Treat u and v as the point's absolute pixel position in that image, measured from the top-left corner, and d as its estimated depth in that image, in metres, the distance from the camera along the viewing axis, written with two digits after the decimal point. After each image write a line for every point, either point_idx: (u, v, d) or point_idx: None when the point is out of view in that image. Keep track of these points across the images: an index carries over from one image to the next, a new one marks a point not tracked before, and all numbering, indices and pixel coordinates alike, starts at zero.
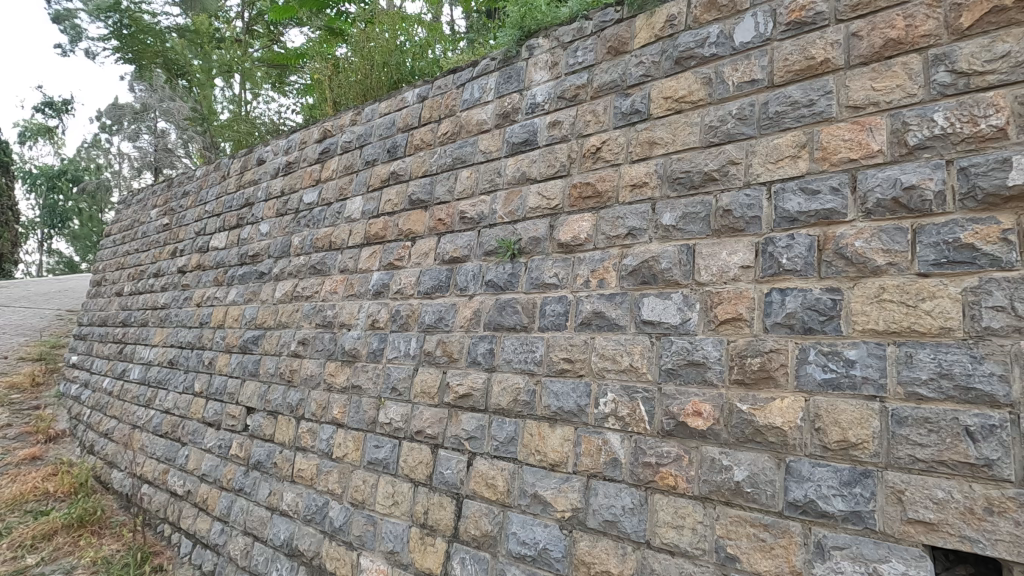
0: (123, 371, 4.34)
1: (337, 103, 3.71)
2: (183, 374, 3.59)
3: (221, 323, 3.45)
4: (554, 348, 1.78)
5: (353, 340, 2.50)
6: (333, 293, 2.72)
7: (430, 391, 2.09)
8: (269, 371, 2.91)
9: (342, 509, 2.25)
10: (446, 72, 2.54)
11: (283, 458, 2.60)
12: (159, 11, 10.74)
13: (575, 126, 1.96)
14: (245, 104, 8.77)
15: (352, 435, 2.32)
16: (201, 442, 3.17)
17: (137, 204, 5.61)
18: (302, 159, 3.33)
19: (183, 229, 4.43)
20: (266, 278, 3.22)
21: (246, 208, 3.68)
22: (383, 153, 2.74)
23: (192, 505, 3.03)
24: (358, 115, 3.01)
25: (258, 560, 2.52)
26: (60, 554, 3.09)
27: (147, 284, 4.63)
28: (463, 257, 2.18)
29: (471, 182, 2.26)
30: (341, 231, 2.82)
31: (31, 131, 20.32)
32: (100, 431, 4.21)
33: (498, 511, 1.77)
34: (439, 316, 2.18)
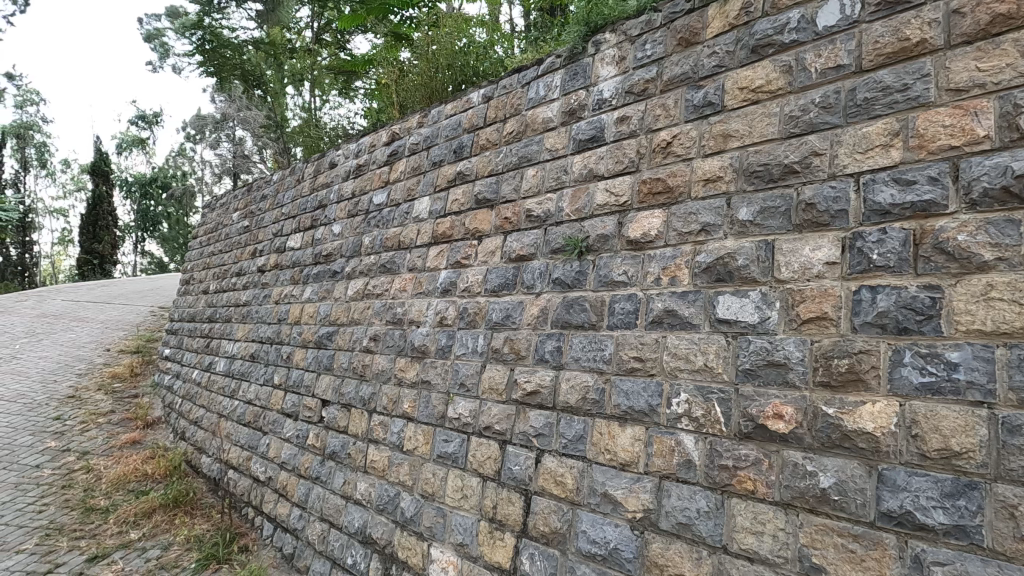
0: (210, 364, 4.66)
1: (403, 106, 3.82)
2: (263, 368, 3.81)
3: (297, 320, 3.63)
4: (623, 346, 1.76)
5: (422, 336, 2.57)
6: (402, 291, 2.80)
7: (498, 387, 2.12)
8: (342, 365, 3.04)
9: (413, 501, 2.32)
10: (511, 71, 2.55)
11: (357, 450, 2.71)
12: (236, 26, 11.44)
13: (644, 120, 1.92)
14: (315, 110, 9.21)
15: (422, 428, 2.39)
16: (280, 432, 3.35)
17: (220, 208, 5.99)
18: (371, 162, 3.45)
19: (261, 230, 4.70)
20: (338, 277, 3.36)
21: (319, 210, 3.86)
22: (449, 154, 2.80)
23: (273, 491, 3.22)
24: (424, 117, 3.09)
25: (334, 545, 2.65)
26: (159, 531, 3.36)
27: (230, 283, 4.94)
28: (530, 255, 2.19)
29: (537, 180, 2.27)
30: (410, 231, 2.90)
31: (126, 142, 22.18)
32: (190, 419, 4.54)
33: (567, 508, 1.77)
34: (506, 313, 2.20)
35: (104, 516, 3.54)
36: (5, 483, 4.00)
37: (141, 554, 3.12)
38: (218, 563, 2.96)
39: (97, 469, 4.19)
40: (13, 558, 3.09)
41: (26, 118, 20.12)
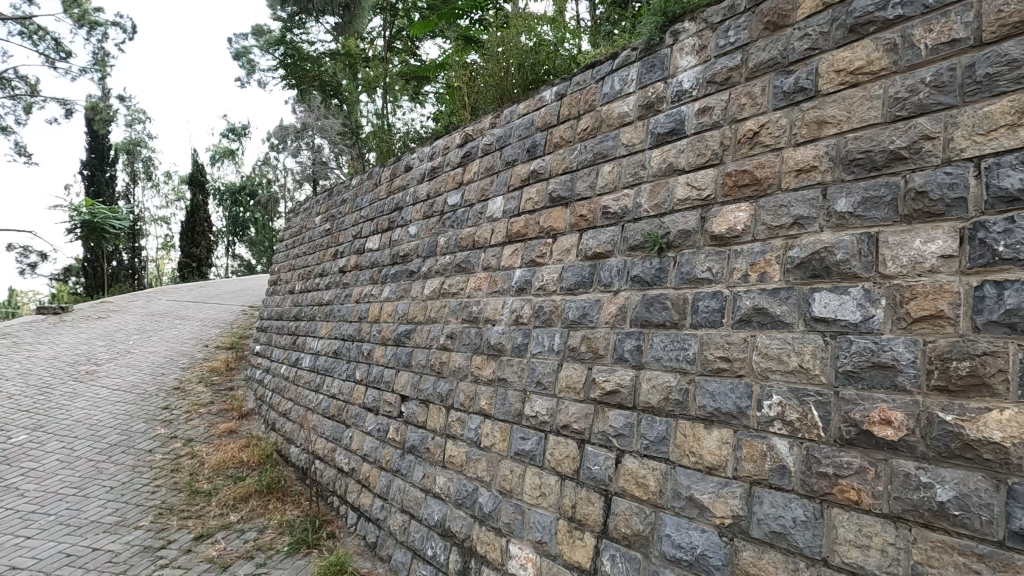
0: (297, 359, 4.94)
1: (475, 108, 3.89)
2: (346, 364, 3.99)
3: (377, 318, 3.78)
4: (709, 346, 1.70)
5: (498, 335, 2.59)
6: (477, 290, 2.85)
7: (576, 386, 2.11)
8: (420, 362, 3.13)
9: (491, 497, 2.35)
10: (585, 67, 2.53)
11: (435, 445, 2.79)
12: (315, 40, 12.06)
13: (728, 110, 1.85)
14: (388, 115, 9.54)
15: (499, 426, 2.42)
16: (362, 425, 3.50)
17: (303, 212, 6.34)
18: (445, 163, 3.53)
19: (342, 232, 4.92)
20: (416, 276, 3.47)
21: (396, 212, 4.00)
22: (523, 153, 2.81)
23: (356, 482, 3.37)
24: (497, 118, 3.11)
25: (415, 536, 2.73)
26: (255, 514, 3.60)
27: (314, 283, 5.22)
28: (606, 253, 2.16)
29: (613, 176, 2.23)
30: (484, 230, 2.94)
31: (219, 153, 23.97)
32: (279, 411, 4.84)
33: (650, 511, 1.73)
34: (583, 311, 2.18)
35: (208, 499, 3.84)
36: (124, 465, 4.43)
37: (240, 535, 3.36)
38: (308, 548, 3.14)
39: (200, 455, 4.56)
40: (133, 533, 3.41)
41: (135, 136, 22.20)
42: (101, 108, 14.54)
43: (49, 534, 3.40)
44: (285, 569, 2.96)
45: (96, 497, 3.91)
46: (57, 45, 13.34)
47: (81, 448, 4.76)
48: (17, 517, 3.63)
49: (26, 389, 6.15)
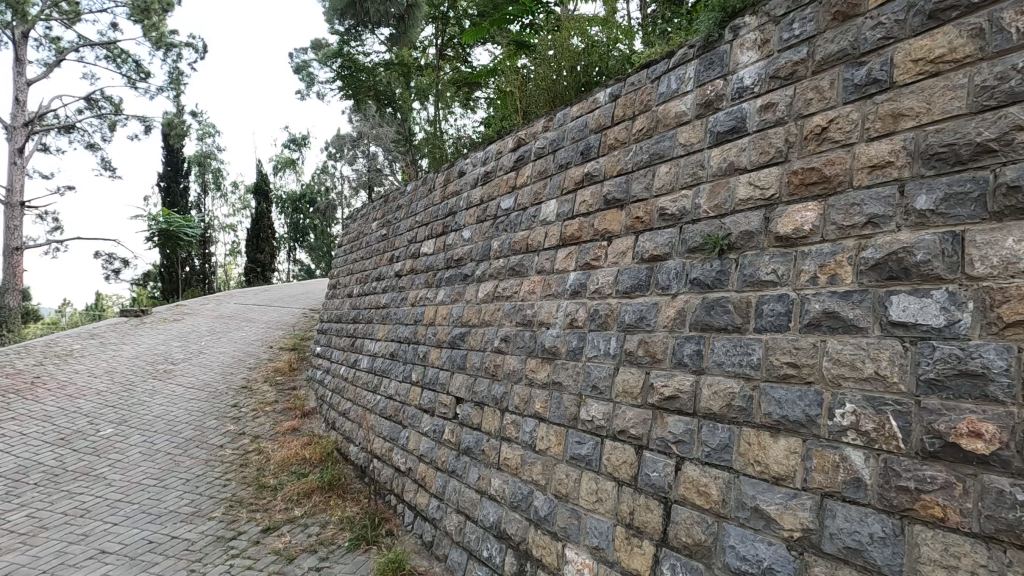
0: (355, 360, 5.10)
1: (526, 113, 3.92)
2: (402, 365, 4.09)
3: (432, 320, 3.85)
4: (774, 351, 1.64)
5: (552, 338, 2.59)
6: (531, 293, 2.86)
7: (633, 391, 2.07)
8: (475, 364, 3.17)
9: (546, 500, 2.35)
10: (640, 67, 2.50)
11: (490, 446, 2.81)
12: (370, 51, 12.46)
13: (793, 106, 1.77)
14: (440, 121, 9.74)
15: (555, 429, 2.41)
16: (418, 426, 3.58)
17: (360, 218, 6.55)
18: (499, 168, 3.56)
19: (398, 237, 5.05)
20: (469, 280, 3.51)
21: (450, 217, 4.07)
22: (577, 156, 2.80)
23: (413, 481, 3.44)
24: (550, 121, 3.12)
25: (471, 537, 2.76)
26: (317, 510, 3.75)
27: (371, 287, 5.38)
28: (664, 255, 2.12)
29: (670, 177, 2.19)
30: (538, 234, 2.95)
31: (281, 163, 25.15)
32: (339, 411, 5.01)
33: (712, 521, 1.68)
34: (640, 315, 2.15)
35: (274, 493, 4.03)
36: (198, 459, 4.71)
37: (304, 529, 3.50)
38: (368, 544, 3.24)
39: (267, 451, 4.79)
40: (207, 523, 3.62)
41: (206, 149, 23.63)
42: (176, 124, 15.55)
43: (133, 522, 3.66)
44: (346, 563, 3.06)
45: (174, 488, 4.17)
46: (137, 67, 14.38)
47: (160, 441, 5.10)
48: (106, 505, 3.92)
49: (112, 385, 6.65)
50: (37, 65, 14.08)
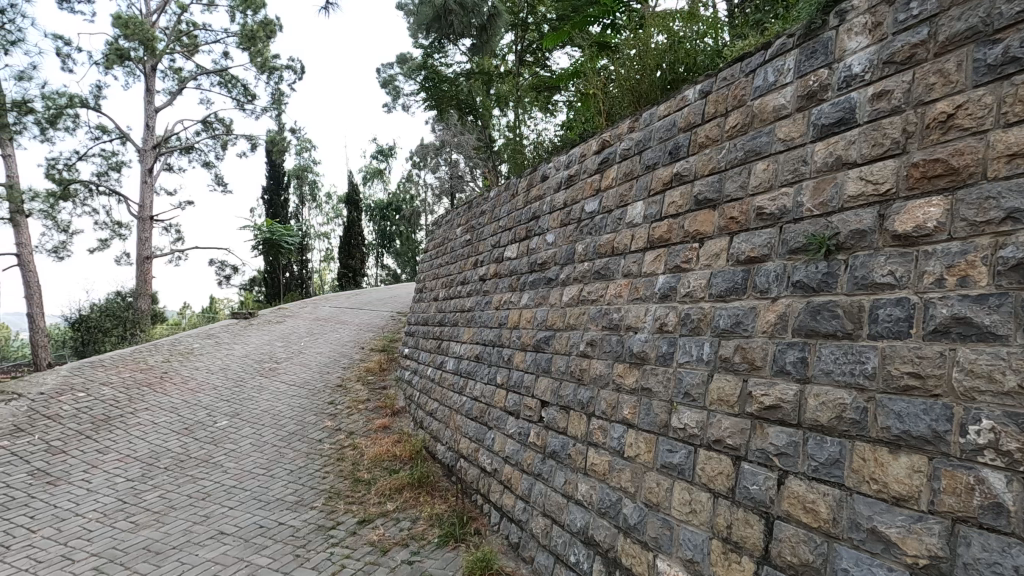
0: (442, 362, 5.26)
1: (610, 114, 3.88)
2: (487, 368, 4.17)
3: (516, 324, 3.90)
4: (892, 360, 1.50)
5: (641, 342, 2.53)
6: (618, 297, 2.82)
7: (729, 399, 1.99)
8: (560, 368, 3.16)
9: (636, 508, 2.30)
10: (732, 61, 2.39)
11: (577, 451, 2.80)
12: (452, 61, 12.88)
13: (912, 93, 1.62)
14: (521, 126, 9.88)
15: (644, 436, 2.36)
16: (504, 428, 3.63)
17: (444, 224, 6.76)
18: (583, 171, 3.54)
19: (482, 242, 5.16)
20: (554, 284, 3.52)
21: (534, 221, 4.10)
22: (665, 156, 2.73)
23: (499, 482, 3.49)
24: (636, 122, 3.07)
25: (557, 542, 2.76)
26: (408, 505, 3.90)
27: (456, 291, 5.53)
28: (762, 257, 2.01)
29: (769, 175, 2.07)
30: (624, 237, 2.90)
31: (370, 172, 26.57)
32: (427, 410, 5.18)
33: (822, 541, 1.57)
34: (736, 320, 2.05)
35: (368, 487, 4.24)
36: (300, 452, 5.07)
37: (396, 523, 3.65)
38: (457, 541, 3.32)
39: (361, 447, 5.05)
40: (310, 512, 3.88)
41: (303, 162, 25.42)
42: (278, 140, 16.87)
43: (247, 507, 3.99)
44: (436, 559, 3.15)
45: (280, 478, 4.52)
46: (245, 90, 15.75)
47: (268, 434, 5.54)
48: (223, 490, 4.31)
49: (225, 381, 7.30)
50: (163, 93, 15.81)
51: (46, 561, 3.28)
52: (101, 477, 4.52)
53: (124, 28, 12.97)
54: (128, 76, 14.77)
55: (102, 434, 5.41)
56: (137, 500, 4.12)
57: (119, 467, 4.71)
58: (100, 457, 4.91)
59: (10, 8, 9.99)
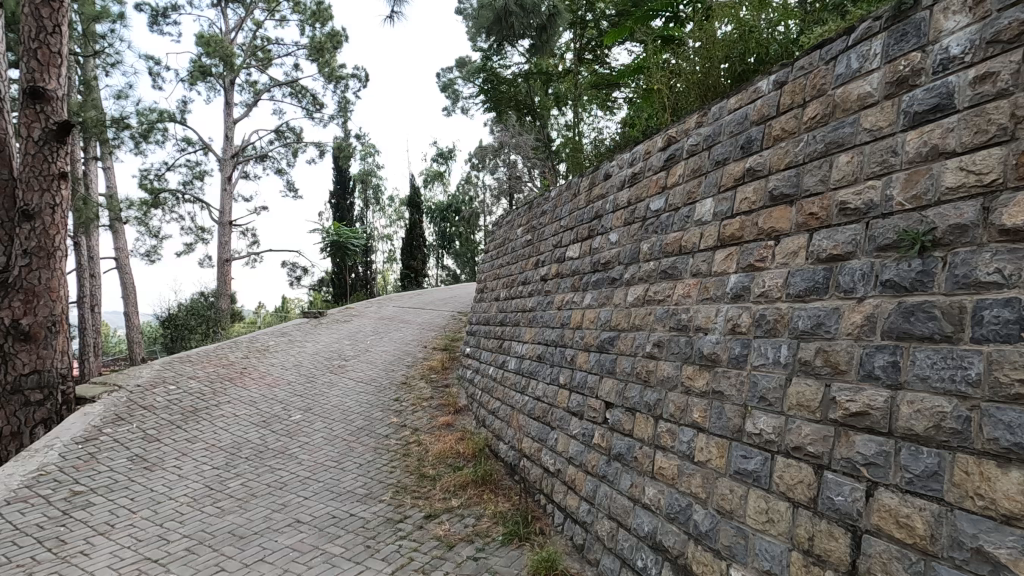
0: (503, 361, 5.30)
1: (675, 109, 3.78)
2: (549, 368, 4.17)
3: (579, 324, 3.87)
4: (1000, 365, 1.38)
5: (711, 344, 2.46)
6: (686, 297, 2.74)
7: (810, 404, 1.89)
8: (625, 370, 3.11)
9: (707, 515, 2.23)
10: (811, 48, 2.28)
11: (644, 454, 2.74)
12: (510, 63, 12.98)
13: (1022, 74, 1.48)
14: (579, 125, 9.82)
15: (716, 440, 2.28)
16: (567, 428, 3.61)
17: (504, 225, 6.82)
18: (648, 168, 3.47)
19: (543, 242, 5.16)
20: (618, 284, 3.47)
21: (596, 220, 4.06)
22: (736, 151, 2.63)
23: (562, 483, 3.48)
24: (704, 116, 2.98)
25: (623, 545, 2.72)
26: (473, 502, 3.96)
27: (518, 290, 5.57)
28: (846, 255, 1.90)
29: (852, 167, 1.96)
30: (692, 235, 2.83)
31: (430, 175, 27.20)
32: (489, 409, 5.24)
33: (917, 559, 1.46)
34: (817, 321, 1.95)
35: (433, 483, 4.34)
36: (368, 446, 5.26)
37: (461, 519, 3.72)
38: (521, 540, 3.34)
39: (425, 444, 5.18)
40: (378, 505, 4.01)
41: (367, 167, 26.36)
42: (345, 146, 17.58)
43: (320, 497, 4.19)
44: (501, 556, 3.19)
45: (350, 471, 4.70)
46: (314, 100, 16.51)
47: (338, 429, 5.78)
48: (298, 480, 4.54)
49: (298, 377, 7.68)
50: (241, 106, 16.84)
51: (145, 539, 3.57)
52: (191, 464, 4.87)
53: (207, 46, 13.90)
54: (209, 91, 15.82)
55: (191, 425, 5.83)
56: (222, 487, 4.41)
57: (205, 456, 5.06)
58: (190, 446, 5.29)
59: (110, 33, 10.96)
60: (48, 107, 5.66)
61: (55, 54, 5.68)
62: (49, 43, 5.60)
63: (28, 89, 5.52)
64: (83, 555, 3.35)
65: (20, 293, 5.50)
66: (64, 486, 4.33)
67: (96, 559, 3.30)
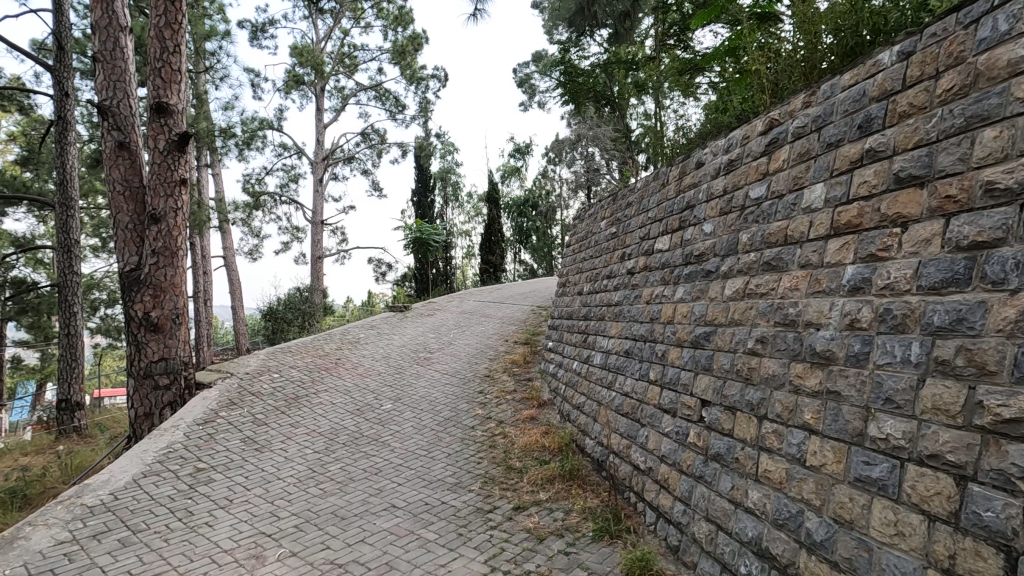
0: (588, 356, 5.25)
1: (775, 91, 3.55)
2: (638, 364, 4.07)
3: (670, 319, 3.75)
4: None
5: (825, 341, 2.28)
6: (794, 290, 2.56)
7: (949, 408, 1.70)
8: (724, 367, 2.97)
9: (823, 523, 2.08)
10: (945, 13, 2.04)
11: (746, 455, 2.61)
12: (589, 53, 12.81)
13: None
14: (662, 113, 9.50)
15: (832, 444, 2.12)
16: (659, 426, 3.51)
17: (586, 219, 6.74)
18: (746, 154, 3.29)
19: (629, 235, 5.05)
20: (714, 277, 3.32)
21: (688, 211, 3.90)
22: (852, 131, 2.42)
23: (654, 481, 3.38)
24: (812, 96, 2.76)
25: (724, 550, 2.60)
26: (561, 496, 3.96)
27: (602, 284, 5.48)
28: (993, 242, 1.69)
29: (1001, 143, 1.73)
30: (800, 224, 2.64)
31: (507, 171, 27.46)
32: (573, 404, 5.21)
33: None
34: (957, 316, 1.75)
35: (520, 475, 4.39)
36: (456, 437, 5.40)
37: (550, 513, 3.73)
38: (612, 537, 3.30)
39: (511, 436, 5.24)
40: (468, 494, 4.11)
41: (447, 165, 27.06)
42: (426, 145, 18.14)
43: (413, 484, 4.35)
44: (593, 553, 3.15)
45: (439, 460, 4.86)
46: (397, 102, 17.17)
47: (426, 419, 5.98)
48: (391, 467, 4.74)
49: (388, 368, 8.03)
50: (330, 111, 17.83)
51: (259, 515, 3.87)
52: (295, 447, 5.23)
53: (300, 56, 14.82)
54: (303, 99, 16.88)
55: (293, 411, 6.27)
56: (323, 470, 4.70)
57: (308, 440, 5.41)
58: (293, 430, 5.69)
59: (217, 49, 11.99)
60: (171, 120, 6.26)
61: (177, 71, 6.26)
62: (171, 62, 6.18)
63: (155, 104, 6.14)
64: (207, 526, 3.68)
65: (150, 288, 6.12)
66: (189, 463, 4.79)
67: (219, 531, 3.62)
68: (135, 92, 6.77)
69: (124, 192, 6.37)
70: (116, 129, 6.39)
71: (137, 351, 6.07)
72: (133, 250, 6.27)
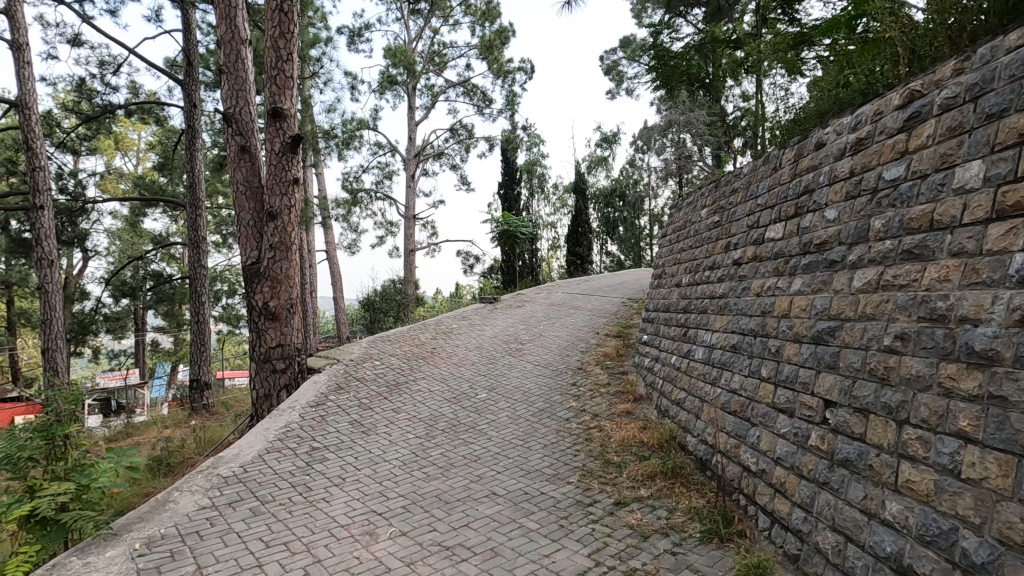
0: (689, 351, 5.03)
1: (910, 59, 3.16)
2: (748, 359, 3.84)
3: (786, 313, 3.49)
4: None
5: (986, 339, 2.01)
6: (943, 281, 2.29)
7: None
8: (852, 365, 2.73)
9: (983, 544, 1.85)
10: None
11: (883, 463, 2.38)
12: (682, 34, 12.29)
13: None
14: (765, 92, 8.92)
15: (995, 455, 1.88)
16: (774, 426, 3.29)
17: (684, 207, 6.45)
18: (878, 132, 2.97)
19: (735, 223, 4.76)
20: (839, 267, 3.05)
21: (806, 195, 3.61)
22: (1018, 100, 2.11)
23: (768, 485, 3.19)
24: (964, 62, 2.44)
25: (856, 564, 2.39)
26: (664, 494, 3.85)
27: (704, 276, 5.21)
28: None
29: None
30: (951, 207, 2.34)
31: (593, 160, 27.05)
32: (673, 399, 5.03)
33: None
34: None
35: (619, 470, 4.32)
36: (551, 428, 5.41)
37: (653, 510, 3.64)
38: (722, 541, 3.16)
39: (607, 430, 5.16)
40: (567, 486, 4.11)
41: (533, 157, 27.11)
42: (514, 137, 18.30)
43: (511, 473, 4.42)
44: (702, 555, 3.03)
45: (536, 450, 4.88)
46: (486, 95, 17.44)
47: (521, 409, 6.04)
48: (489, 455, 4.84)
49: (480, 359, 8.19)
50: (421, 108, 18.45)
51: (369, 494, 4.10)
52: (398, 432, 5.48)
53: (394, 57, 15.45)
54: (396, 98, 17.59)
55: (395, 397, 6.59)
56: (425, 455, 4.89)
57: (409, 425, 5.65)
58: (396, 415, 5.97)
59: (321, 55, 12.76)
60: (285, 124, 6.73)
61: (289, 77, 6.72)
62: (284, 69, 6.63)
63: (271, 109, 6.62)
64: (324, 501, 3.96)
65: (268, 280, 6.63)
66: (306, 442, 5.17)
67: (335, 507, 3.87)
68: (253, 100, 7.35)
69: (245, 192, 6.96)
70: (238, 134, 6.98)
71: (258, 337, 6.64)
72: (253, 245, 6.83)
